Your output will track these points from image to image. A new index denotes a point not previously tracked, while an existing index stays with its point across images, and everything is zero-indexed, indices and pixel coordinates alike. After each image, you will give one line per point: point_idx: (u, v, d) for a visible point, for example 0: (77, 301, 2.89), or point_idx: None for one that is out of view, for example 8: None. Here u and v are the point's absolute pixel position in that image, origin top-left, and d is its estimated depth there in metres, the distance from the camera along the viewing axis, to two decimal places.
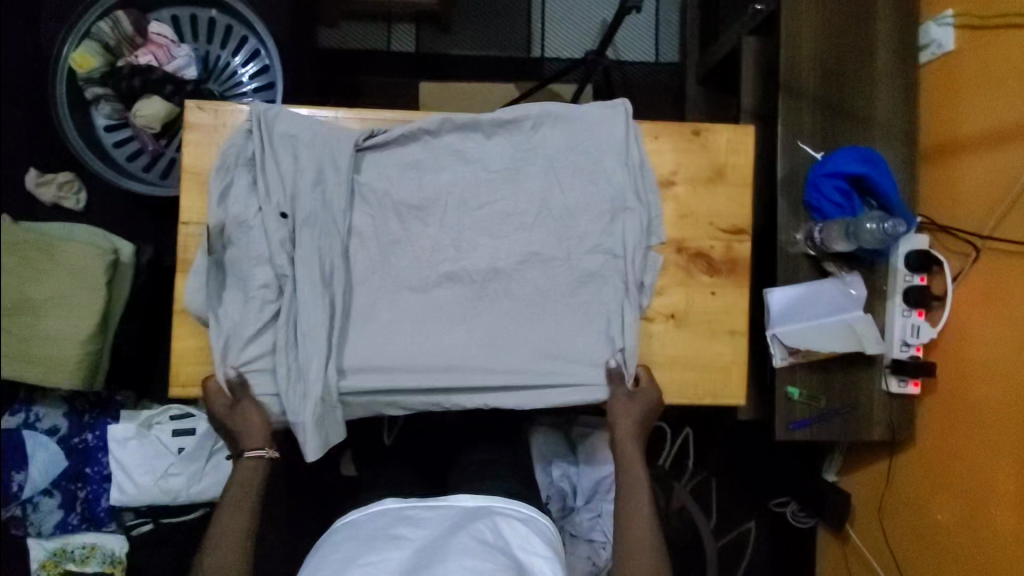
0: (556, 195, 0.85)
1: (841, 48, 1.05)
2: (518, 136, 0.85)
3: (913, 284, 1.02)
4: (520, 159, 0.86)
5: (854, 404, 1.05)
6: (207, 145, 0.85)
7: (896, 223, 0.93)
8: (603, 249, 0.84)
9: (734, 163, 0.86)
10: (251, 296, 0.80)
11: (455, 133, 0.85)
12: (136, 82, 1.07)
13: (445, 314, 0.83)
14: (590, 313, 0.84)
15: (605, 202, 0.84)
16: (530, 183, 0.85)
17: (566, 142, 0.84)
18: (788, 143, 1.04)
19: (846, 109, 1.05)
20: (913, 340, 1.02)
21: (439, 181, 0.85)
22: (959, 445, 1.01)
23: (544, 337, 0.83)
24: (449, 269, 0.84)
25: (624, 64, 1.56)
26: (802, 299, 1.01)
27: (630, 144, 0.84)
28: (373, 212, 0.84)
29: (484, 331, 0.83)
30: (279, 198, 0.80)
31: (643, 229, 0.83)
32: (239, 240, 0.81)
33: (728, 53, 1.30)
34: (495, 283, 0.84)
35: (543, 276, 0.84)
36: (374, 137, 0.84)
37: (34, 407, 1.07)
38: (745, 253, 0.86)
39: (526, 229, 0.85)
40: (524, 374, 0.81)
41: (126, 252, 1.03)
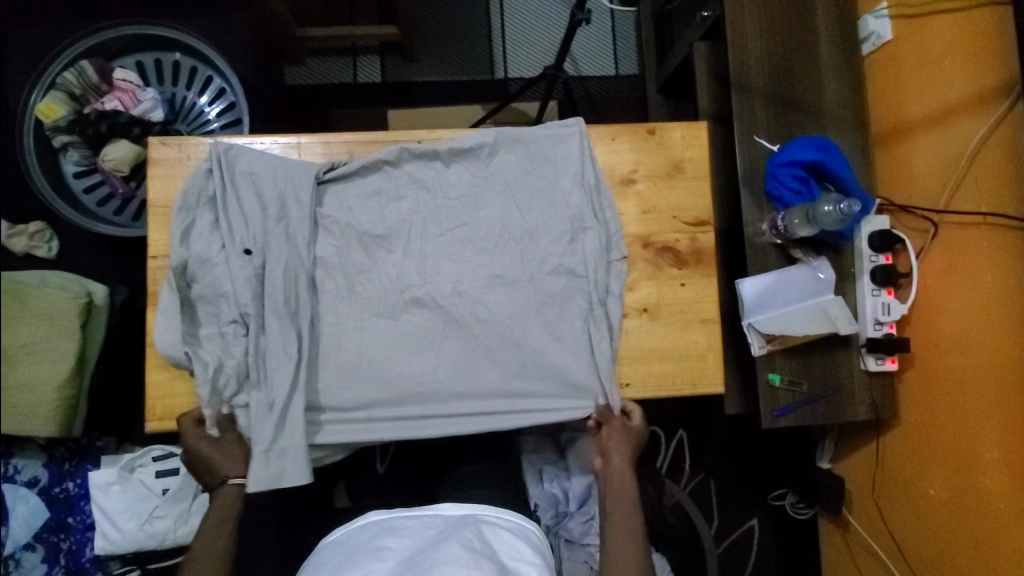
0: (516, 219, 0.86)
1: (786, 46, 1.09)
2: (474, 163, 0.87)
3: (878, 264, 1.04)
4: (479, 184, 0.87)
5: (835, 386, 1.06)
6: (173, 180, 0.86)
7: (850, 202, 0.94)
8: (566, 268, 0.85)
9: (690, 158, 0.88)
10: (220, 333, 0.80)
11: (414, 162, 0.87)
12: (103, 127, 1.08)
13: (415, 339, 0.84)
14: (560, 331, 0.84)
15: (564, 221, 0.85)
16: (490, 207, 0.86)
17: (523, 165, 0.87)
18: (744, 139, 1.07)
19: (796, 103, 1.09)
20: (885, 318, 1.04)
21: (400, 210, 0.86)
22: (942, 417, 1.02)
23: (512, 356, 0.83)
24: (416, 294, 0.84)
25: (586, 79, 1.62)
26: (773, 286, 1.03)
27: (584, 162, 0.86)
28: (338, 245, 0.85)
29: (453, 356, 0.83)
30: (242, 234, 0.81)
31: (603, 244, 0.84)
32: (204, 277, 0.81)
33: (682, 60, 1.36)
34: (460, 306, 0.84)
35: (508, 298, 0.84)
36: (334, 169, 0.86)
37: (12, 458, 1.05)
38: (710, 243, 0.88)
39: (488, 254, 0.85)
40: (491, 396, 0.84)
41: (99, 295, 1.03)
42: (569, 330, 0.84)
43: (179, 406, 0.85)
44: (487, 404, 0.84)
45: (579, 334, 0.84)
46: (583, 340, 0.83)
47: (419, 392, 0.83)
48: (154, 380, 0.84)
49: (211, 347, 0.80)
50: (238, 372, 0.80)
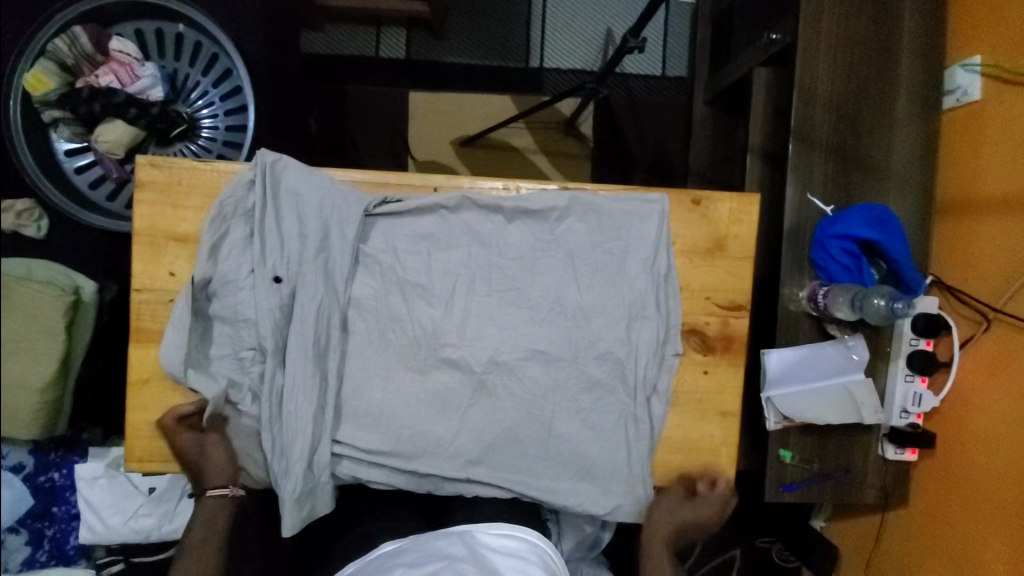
0: (567, 289, 0.79)
1: (861, 94, 0.97)
2: (539, 225, 0.80)
3: (917, 348, 0.97)
4: (540, 250, 0.79)
5: (847, 468, 1.01)
6: (202, 211, 0.74)
7: (906, 304, 0.86)
8: (612, 355, 0.78)
9: (736, 235, 0.79)
10: (238, 358, 0.75)
11: (475, 212, 0.80)
12: (96, 106, 0.99)
13: (439, 402, 0.78)
14: (603, 416, 0.78)
15: (622, 306, 0.78)
16: (546, 274, 0.79)
17: (591, 237, 0.79)
18: (795, 198, 0.97)
19: (861, 161, 0.98)
20: (914, 408, 0.98)
21: (450, 261, 0.79)
22: (952, 513, 0.97)
23: (540, 427, 0.78)
24: (449, 354, 0.78)
25: (628, 78, 1.48)
26: (801, 360, 0.96)
27: (659, 248, 0.79)
28: (378, 286, 0.78)
29: (477, 427, 0.77)
30: (273, 260, 0.73)
31: (656, 335, 0.78)
32: (226, 298, 0.74)
33: (739, 79, 1.22)
34: (493, 376, 0.78)
35: (546, 375, 0.78)
36: (386, 204, 0.78)
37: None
38: (742, 330, 0.81)
39: (536, 324, 0.78)
40: (507, 467, 0.78)
41: (88, 291, 0.98)
42: (607, 416, 0.78)
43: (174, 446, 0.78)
44: (500, 474, 0.77)
45: (613, 429, 0.78)
46: (617, 435, 0.78)
47: (435, 470, 0.76)
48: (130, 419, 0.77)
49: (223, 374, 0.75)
50: (249, 402, 0.75)
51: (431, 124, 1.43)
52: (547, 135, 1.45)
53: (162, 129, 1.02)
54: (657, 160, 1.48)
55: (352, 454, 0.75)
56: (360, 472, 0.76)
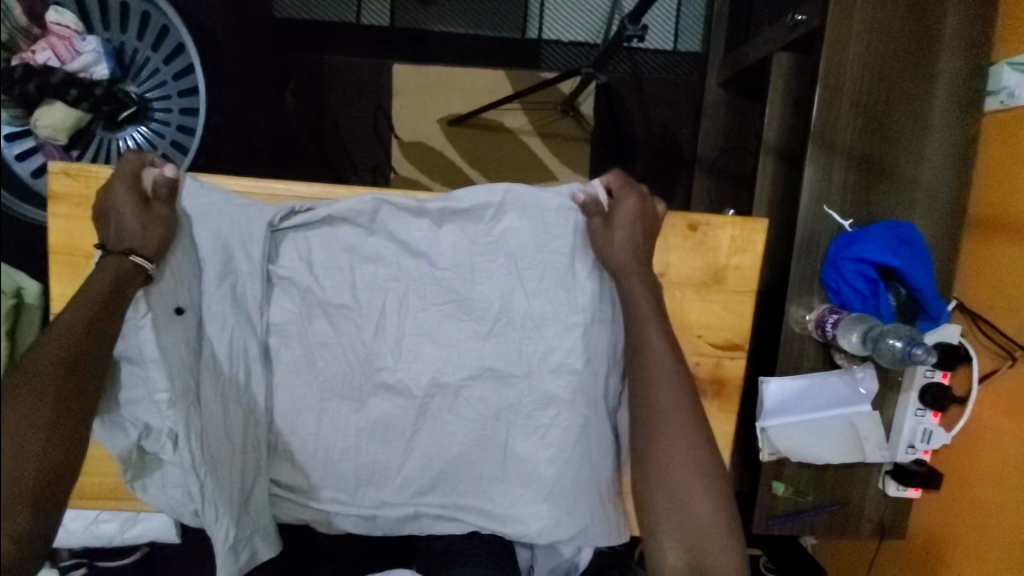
0: (510, 297, 0.69)
1: (890, 92, 0.85)
2: (473, 227, 0.70)
3: (931, 381, 0.88)
4: (479, 255, 0.70)
5: (843, 501, 0.95)
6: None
7: (926, 351, 0.78)
8: (570, 369, 0.69)
9: (735, 268, 0.68)
10: (154, 402, 0.67)
11: (398, 217, 0.69)
12: (31, 87, 0.88)
13: (380, 428, 0.71)
14: (558, 435, 0.70)
15: (576, 315, 0.69)
16: (489, 283, 0.70)
17: (535, 239, 0.68)
18: (810, 209, 0.86)
19: (883, 170, 0.86)
20: (921, 445, 0.91)
21: (376, 274, 0.70)
22: (947, 556, 0.91)
23: (497, 463, 0.71)
24: (386, 378, 0.71)
25: (635, 53, 1.34)
26: (800, 391, 0.88)
27: None
28: (301, 307, 0.70)
29: (427, 455, 0.71)
30: (165, 292, 0.66)
31: (613, 344, 0.70)
32: (131, 338, 0.66)
33: (759, 61, 1.08)
34: (437, 400, 0.71)
35: (496, 395, 0.71)
36: (294, 215, 0.69)
37: None
38: (737, 373, 0.71)
39: (481, 340, 0.70)
40: (463, 492, 0.73)
41: (32, 292, 0.89)
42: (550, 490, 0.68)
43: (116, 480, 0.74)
44: (455, 501, 0.73)
45: (576, 445, 0.69)
46: (583, 471, 0.69)
47: (381, 504, 0.72)
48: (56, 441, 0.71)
49: (61, 391, 0.58)
50: (169, 448, 0.68)
51: (417, 100, 1.31)
52: (543, 115, 1.33)
53: (109, 112, 0.93)
54: (662, 145, 1.35)
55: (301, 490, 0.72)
56: (305, 512, 0.72)
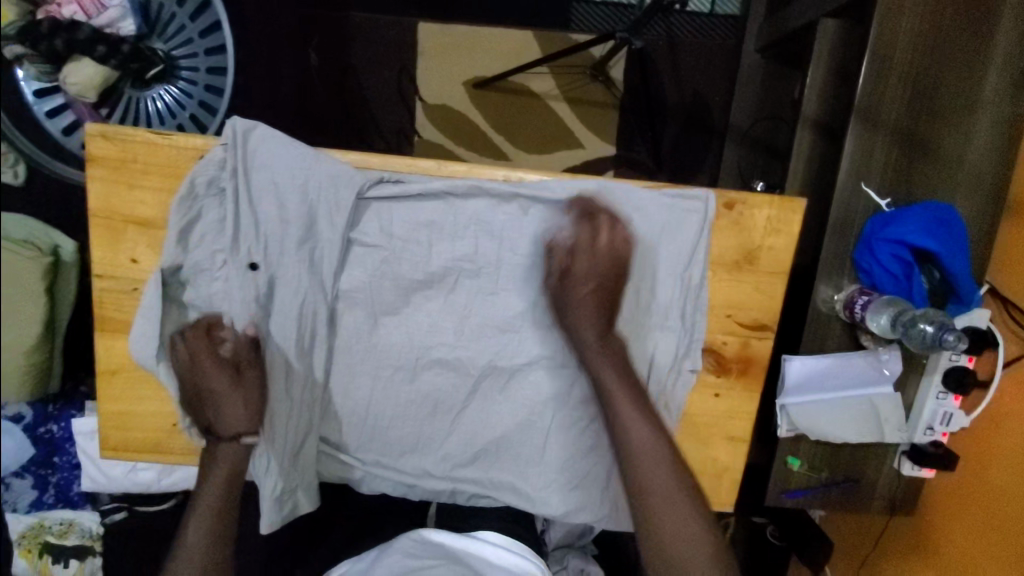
0: (575, 292, 0.67)
1: (946, 62, 0.81)
2: (560, 220, 0.65)
3: (958, 365, 0.87)
4: (557, 243, 0.66)
5: (858, 478, 0.96)
6: (165, 194, 0.63)
7: (958, 337, 0.76)
8: (622, 366, 0.68)
9: (772, 247, 0.67)
10: None
11: (485, 199, 0.65)
12: (58, 42, 0.86)
13: (430, 404, 0.69)
14: (603, 428, 0.70)
15: (640, 314, 0.68)
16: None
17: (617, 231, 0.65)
18: (847, 187, 0.84)
19: (929, 146, 0.83)
20: (940, 427, 0.91)
21: (452, 250, 0.66)
22: (956, 531, 0.93)
23: (538, 447, 0.71)
24: (441, 355, 0.68)
25: (671, 14, 1.28)
26: (825, 371, 0.88)
27: (696, 255, 0.66)
28: (369, 283, 0.66)
29: (469, 431, 0.70)
30: (247, 244, 0.63)
31: (674, 347, 0.68)
32: (202, 289, 0.65)
33: (802, 27, 1.03)
34: (491, 379, 0.69)
35: (547, 383, 0.69)
36: (383, 184, 0.65)
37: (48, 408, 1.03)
38: (765, 352, 0.70)
39: (543, 328, 0.68)
40: (501, 470, 0.72)
41: (68, 251, 0.93)
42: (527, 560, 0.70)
43: (158, 436, 0.71)
44: (494, 478, 0.71)
45: (613, 442, 0.70)
46: (619, 455, 0.70)
47: (422, 473, 0.71)
48: (104, 409, 0.70)
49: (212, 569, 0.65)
50: None
51: (442, 61, 1.29)
52: (573, 80, 1.29)
53: (136, 69, 0.91)
54: (694, 111, 1.32)
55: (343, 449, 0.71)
56: (348, 470, 0.72)
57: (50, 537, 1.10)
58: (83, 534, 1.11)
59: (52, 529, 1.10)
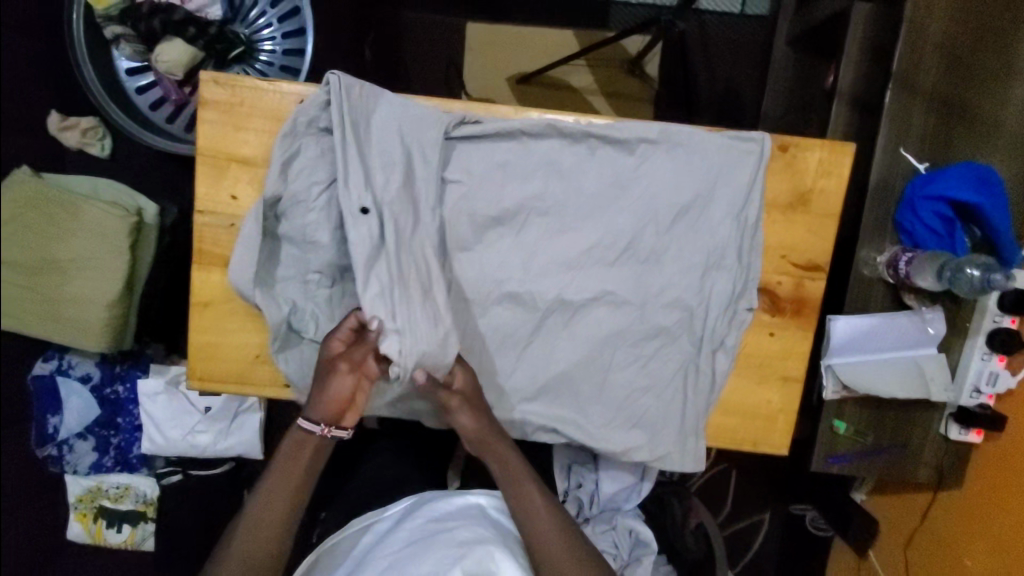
0: (639, 230, 0.71)
1: (979, 34, 0.86)
2: (624, 159, 0.71)
3: (1001, 326, 0.90)
4: (621, 184, 0.71)
5: (904, 444, 0.98)
6: (268, 136, 0.70)
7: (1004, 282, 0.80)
8: (681, 303, 0.72)
9: (822, 189, 0.71)
10: (304, 281, 0.70)
11: (557, 140, 0.71)
12: (156, 23, 0.97)
13: (499, 337, 0.73)
14: (661, 366, 0.73)
15: (699, 254, 0.71)
16: (623, 214, 0.71)
17: (679, 172, 0.70)
18: (887, 152, 0.89)
19: (967, 112, 0.88)
20: (987, 388, 0.92)
21: (524, 191, 0.71)
22: (1004, 496, 0.93)
23: (599, 384, 0.74)
24: (512, 289, 0.72)
25: (703, 14, 1.36)
26: (871, 331, 0.90)
27: (752, 194, 0.71)
28: (444, 217, 0.70)
29: (535, 366, 0.73)
30: (357, 188, 0.65)
31: (732, 286, 0.72)
32: (294, 218, 0.69)
33: (832, 16, 1.10)
34: (557, 315, 0.73)
35: (611, 318, 0.73)
36: (466, 125, 0.71)
37: (116, 368, 1.08)
38: (817, 293, 0.74)
39: (606, 265, 0.72)
40: (565, 404, 0.74)
41: (150, 214, 1.00)
42: (521, 556, 0.70)
43: (239, 368, 0.75)
44: (559, 412, 0.74)
45: (672, 379, 0.73)
46: (677, 388, 0.73)
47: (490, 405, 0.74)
48: (191, 340, 0.74)
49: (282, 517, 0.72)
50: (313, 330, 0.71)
51: (487, 58, 1.37)
52: (611, 75, 1.37)
53: (220, 50, 1.00)
54: (726, 104, 1.38)
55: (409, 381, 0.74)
56: (419, 401, 0.76)
57: (105, 501, 1.13)
58: (138, 499, 1.13)
59: (109, 493, 1.13)
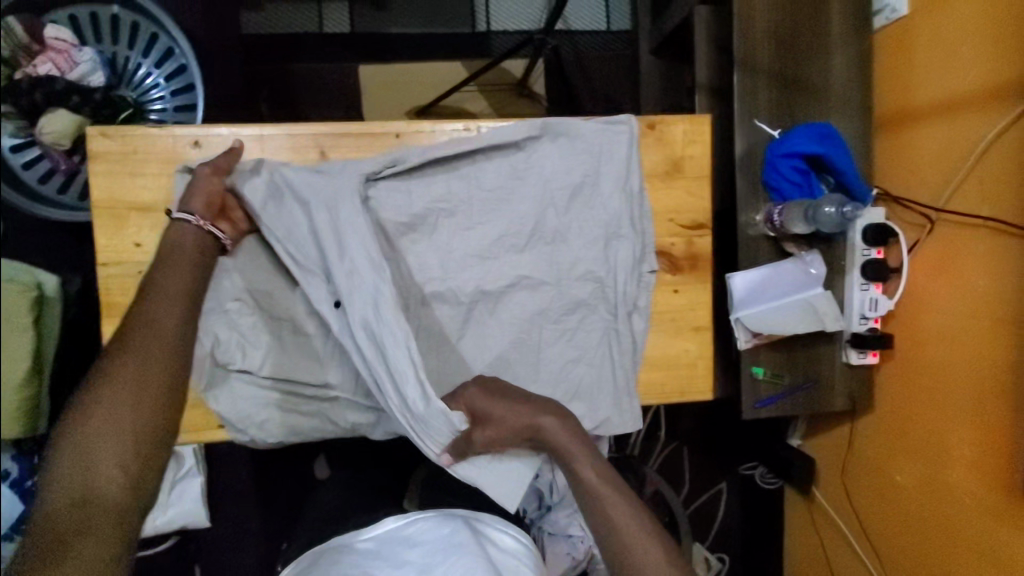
0: (540, 215, 0.77)
1: (798, 17, 1.02)
2: (514, 156, 0.78)
3: (870, 258, 1.01)
4: (517, 178, 0.77)
5: (816, 378, 1.08)
6: (165, 178, 0.71)
7: (854, 208, 0.94)
8: (592, 274, 0.79)
9: (691, 156, 0.81)
10: (225, 311, 0.72)
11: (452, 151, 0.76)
12: (37, 96, 0.96)
13: (428, 337, 0.76)
14: (583, 336, 0.79)
15: (598, 227, 0.79)
16: (523, 203, 0.77)
17: (565, 158, 0.78)
18: (745, 125, 1.01)
19: (802, 83, 1.02)
20: (871, 313, 1.03)
21: (428, 196, 0.75)
22: (914, 407, 1.03)
23: (532, 364, 0.78)
24: (433, 289, 0.76)
25: (574, 35, 1.48)
26: (763, 280, 1.01)
27: (632, 169, 0.79)
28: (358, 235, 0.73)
29: (470, 358, 0.77)
30: (327, 290, 0.68)
31: (633, 251, 0.79)
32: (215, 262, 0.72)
33: (681, 22, 1.25)
34: (481, 305, 0.78)
35: (531, 300, 0.78)
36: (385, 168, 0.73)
37: (34, 458, 0.99)
38: (707, 248, 0.83)
39: (516, 252, 0.78)
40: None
41: (52, 285, 0.94)
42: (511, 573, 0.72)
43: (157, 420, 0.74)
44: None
45: (598, 345, 0.79)
46: (603, 353, 0.79)
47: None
48: None
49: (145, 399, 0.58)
50: (238, 360, 0.72)
51: (385, 98, 1.44)
52: (502, 97, 1.47)
53: (109, 114, 1.00)
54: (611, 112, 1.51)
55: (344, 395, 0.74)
56: (358, 421, 0.75)
57: None
58: None
59: None
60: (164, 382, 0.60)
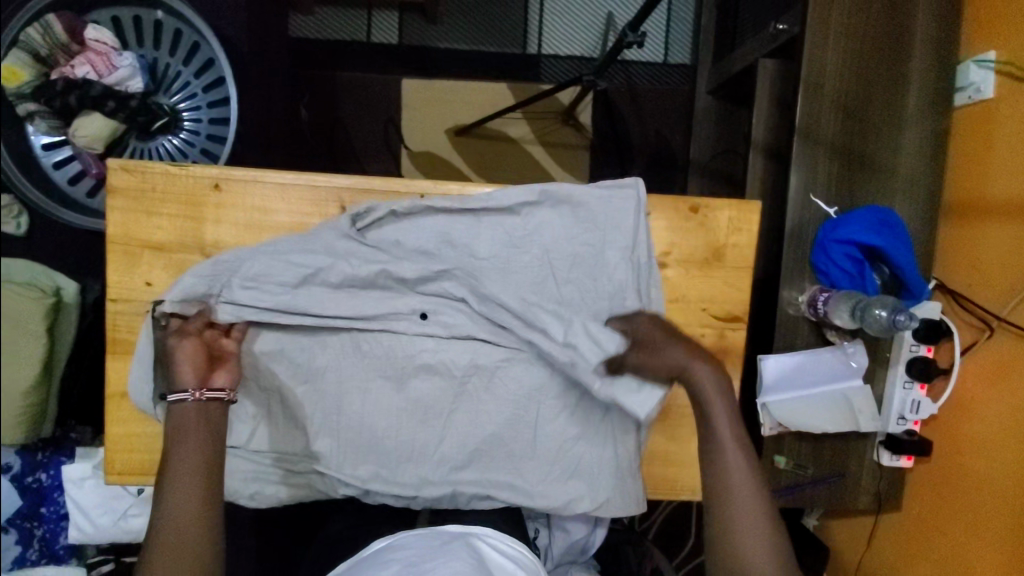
0: (541, 288, 0.73)
1: (869, 86, 0.93)
2: (511, 222, 0.74)
3: (919, 354, 0.94)
4: (514, 246, 0.74)
5: (841, 473, 1.01)
6: (182, 220, 0.75)
7: (909, 316, 0.85)
8: None
9: (734, 245, 0.77)
10: None
11: (444, 215, 0.74)
12: (72, 99, 0.94)
13: (420, 410, 0.74)
14: (579, 418, 0.74)
15: (603, 299, 0.73)
16: (525, 273, 0.73)
17: (566, 228, 0.74)
18: (799, 199, 0.94)
19: (864, 159, 0.95)
20: (911, 415, 0.96)
21: (420, 264, 0.73)
22: (944, 518, 0.95)
23: (522, 443, 0.74)
24: (426, 360, 0.74)
25: (629, 65, 1.41)
26: (797, 367, 0.94)
27: (638, 238, 0.74)
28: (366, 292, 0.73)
29: (462, 433, 0.74)
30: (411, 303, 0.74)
31: None
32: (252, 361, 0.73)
33: (744, 70, 1.17)
34: (474, 379, 0.74)
35: (528, 375, 0.74)
36: (371, 217, 0.73)
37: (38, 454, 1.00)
38: (739, 342, 0.79)
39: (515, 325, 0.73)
40: (496, 469, 0.74)
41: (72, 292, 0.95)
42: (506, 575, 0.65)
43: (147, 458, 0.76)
44: (491, 478, 0.74)
45: (599, 426, 0.74)
46: (607, 439, 0.74)
47: (422, 482, 0.73)
48: (112, 433, 0.76)
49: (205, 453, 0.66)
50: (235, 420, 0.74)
51: (423, 113, 1.39)
52: (545, 125, 1.41)
53: (142, 122, 0.98)
54: (656, 149, 1.44)
55: (331, 468, 0.72)
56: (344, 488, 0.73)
57: None
58: None
59: None
60: (205, 527, 0.63)
